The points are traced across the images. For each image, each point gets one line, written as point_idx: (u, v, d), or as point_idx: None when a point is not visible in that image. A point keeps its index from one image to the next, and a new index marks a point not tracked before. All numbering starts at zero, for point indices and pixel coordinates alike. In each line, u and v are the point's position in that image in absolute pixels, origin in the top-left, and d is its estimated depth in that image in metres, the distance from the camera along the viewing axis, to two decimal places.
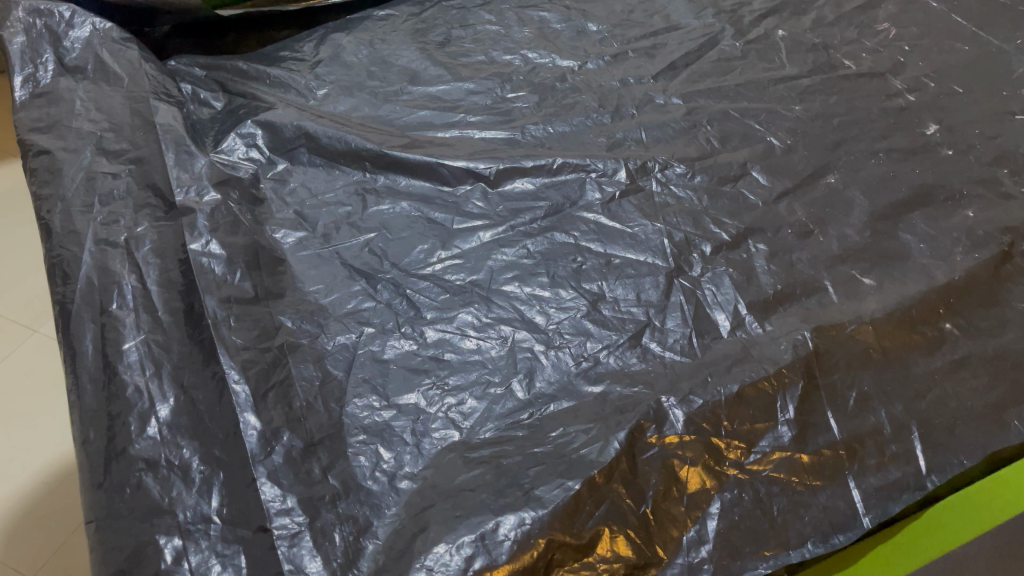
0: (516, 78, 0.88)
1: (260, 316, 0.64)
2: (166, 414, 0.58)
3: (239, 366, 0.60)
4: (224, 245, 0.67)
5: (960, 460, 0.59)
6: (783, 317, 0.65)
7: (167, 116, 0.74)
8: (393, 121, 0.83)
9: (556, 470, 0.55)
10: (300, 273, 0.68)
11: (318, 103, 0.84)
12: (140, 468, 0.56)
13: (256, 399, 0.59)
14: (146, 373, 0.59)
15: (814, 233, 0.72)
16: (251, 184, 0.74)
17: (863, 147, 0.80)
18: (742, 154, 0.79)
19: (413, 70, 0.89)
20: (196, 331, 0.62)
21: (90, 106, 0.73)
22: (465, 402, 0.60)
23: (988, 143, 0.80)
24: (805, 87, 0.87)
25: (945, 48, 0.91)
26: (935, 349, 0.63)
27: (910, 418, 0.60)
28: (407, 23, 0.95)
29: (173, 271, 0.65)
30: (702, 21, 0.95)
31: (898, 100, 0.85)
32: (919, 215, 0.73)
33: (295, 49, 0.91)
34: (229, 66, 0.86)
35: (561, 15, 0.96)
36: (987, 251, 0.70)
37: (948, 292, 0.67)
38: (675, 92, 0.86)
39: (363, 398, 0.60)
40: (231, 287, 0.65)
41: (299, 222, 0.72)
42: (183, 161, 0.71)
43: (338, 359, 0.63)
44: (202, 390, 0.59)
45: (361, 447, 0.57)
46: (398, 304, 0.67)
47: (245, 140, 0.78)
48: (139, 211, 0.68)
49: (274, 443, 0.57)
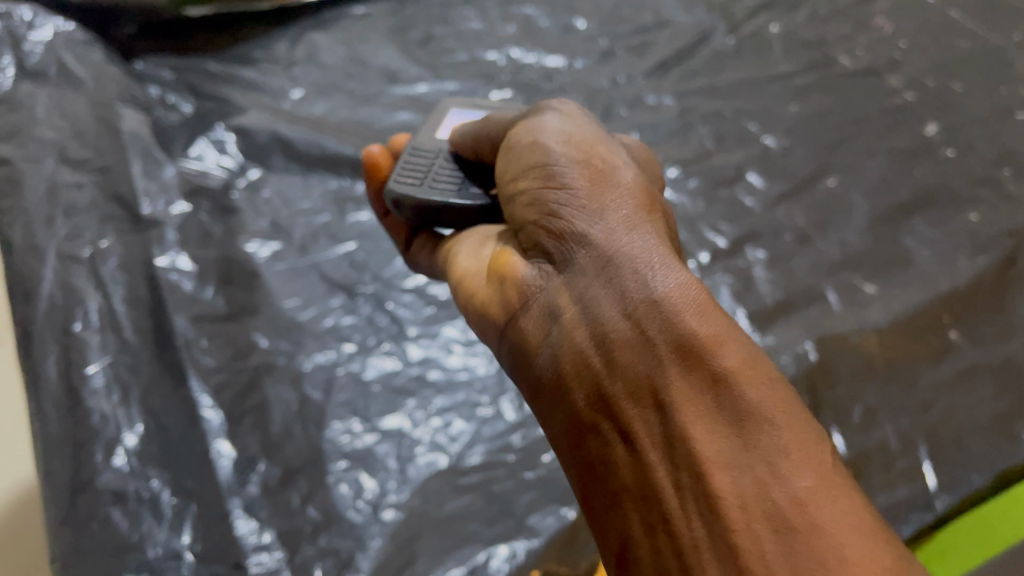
0: (501, 78, 0.85)
1: (235, 333, 0.60)
2: (134, 442, 0.52)
3: (211, 390, 0.56)
4: (195, 259, 0.64)
5: (970, 478, 0.54)
6: (785, 327, 0.63)
7: (134, 122, 0.73)
8: (372, 124, 0.80)
9: (549, 496, 0.53)
10: (276, 286, 0.65)
11: (294, 107, 0.80)
12: (108, 501, 0.49)
13: (231, 425, 0.55)
14: (112, 400, 0.54)
15: (813, 239, 0.70)
16: (222, 193, 0.71)
17: (861, 147, 0.77)
18: (738, 156, 0.77)
19: (393, 70, 0.85)
20: (165, 353, 0.58)
21: (54, 113, 0.69)
22: (452, 424, 0.57)
23: (990, 143, 0.77)
24: (800, 85, 0.84)
25: (943, 45, 0.88)
26: (940, 358, 0.60)
27: (917, 432, 0.56)
28: (387, 21, 0.91)
29: (141, 288, 0.61)
30: (692, 17, 0.92)
31: (896, 98, 0.82)
32: (920, 218, 0.71)
33: (270, 48, 0.87)
34: (199, 68, 0.83)
35: (547, 11, 0.93)
36: (991, 255, 0.67)
37: (950, 299, 0.64)
38: (666, 92, 0.84)
39: (344, 421, 0.57)
40: (203, 304, 0.61)
41: (275, 232, 0.69)
42: (150, 170, 0.69)
43: (316, 380, 0.59)
44: (173, 415, 0.55)
45: (342, 474, 0.54)
46: (380, 320, 0.64)
47: (217, 148, 0.74)
48: (105, 223, 0.64)
49: (250, 472, 0.53)
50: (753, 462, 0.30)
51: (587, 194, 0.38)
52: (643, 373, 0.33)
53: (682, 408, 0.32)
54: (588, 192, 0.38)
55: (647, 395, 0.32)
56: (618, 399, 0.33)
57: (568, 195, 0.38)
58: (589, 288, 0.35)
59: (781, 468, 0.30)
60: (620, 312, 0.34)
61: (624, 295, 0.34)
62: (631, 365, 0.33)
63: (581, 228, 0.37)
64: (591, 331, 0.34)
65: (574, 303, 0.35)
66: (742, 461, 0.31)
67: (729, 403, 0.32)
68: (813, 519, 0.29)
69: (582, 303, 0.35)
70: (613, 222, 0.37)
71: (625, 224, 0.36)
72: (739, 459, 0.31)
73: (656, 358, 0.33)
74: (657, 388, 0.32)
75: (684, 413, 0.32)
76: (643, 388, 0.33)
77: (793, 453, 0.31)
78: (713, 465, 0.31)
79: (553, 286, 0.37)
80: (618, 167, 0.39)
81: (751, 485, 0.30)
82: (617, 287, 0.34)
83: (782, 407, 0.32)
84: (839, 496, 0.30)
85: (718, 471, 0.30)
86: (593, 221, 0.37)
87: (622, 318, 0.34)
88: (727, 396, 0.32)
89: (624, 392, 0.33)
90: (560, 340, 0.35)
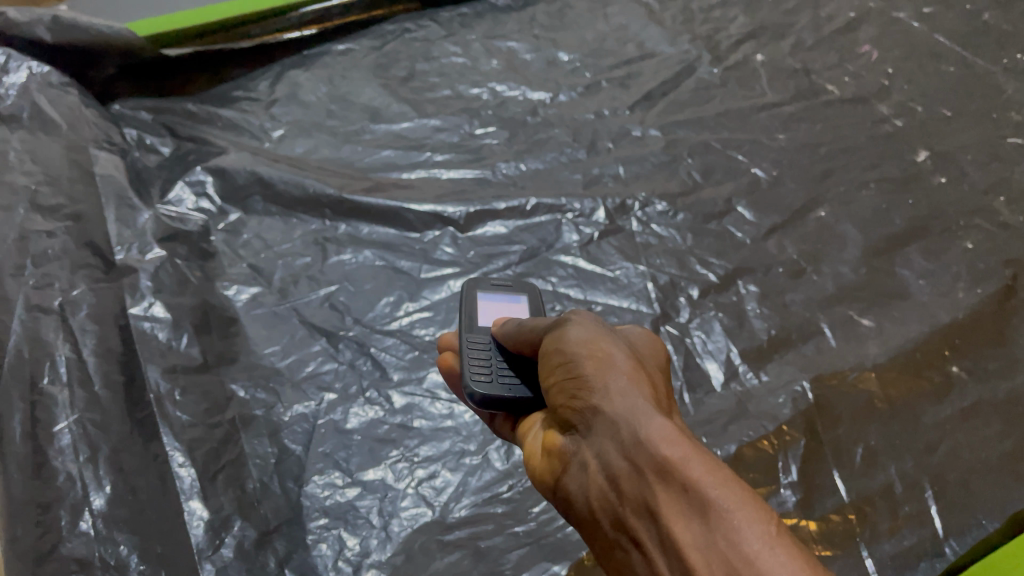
0: (485, 113, 0.83)
1: (210, 385, 0.58)
2: (102, 504, 0.49)
3: (184, 447, 0.53)
4: (170, 307, 0.61)
5: (980, 521, 0.52)
6: (780, 365, 0.61)
7: (108, 166, 0.70)
8: (354, 162, 0.78)
9: (540, 552, 0.51)
10: (254, 334, 0.63)
11: (274, 147, 0.79)
12: (72, 570, 0.46)
13: (204, 484, 0.52)
14: (79, 459, 0.50)
15: (806, 272, 0.68)
16: (201, 238, 0.69)
17: (853, 176, 0.76)
18: (727, 188, 0.75)
19: (376, 107, 0.84)
20: (137, 410, 0.54)
21: (25, 157, 0.65)
22: (437, 475, 0.55)
23: (982, 169, 0.76)
24: (788, 114, 0.83)
25: (931, 70, 0.88)
26: (943, 395, 0.58)
27: (922, 475, 0.54)
28: (369, 57, 0.90)
29: (113, 339, 0.57)
30: (677, 48, 0.91)
31: (885, 126, 0.81)
32: (916, 248, 0.69)
33: (249, 88, 0.86)
34: (178, 109, 0.81)
35: (530, 45, 0.92)
36: (990, 286, 0.66)
37: (950, 333, 0.62)
38: (653, 124, 0.82)
39: (324, 475, 0.54)
40: (177, 355, 0.58)
41: (254, 276, 0.67)
42: (125, 216, 0.66)
43: (296, 431, 0.56)
44: (144, 475, 0.51)
45: (322, 532, 0.51)
46: (362, 365, 0.62)
47: (194, 189, 0.72)
48: (76, 271, 0.60)
49: (224, 534, 0.50)
50: (716, 542, 0.26)
51: (586, 355, 0.35)
52: (637, 505, 0.29)
53: (666, 517, 0.28)
54: (593, 349, 0.35)
55: (639, 517, 0.29)
56: (626, 529, 0.30)
57: (571, 355, 0.36)
58: (594, 439, 0.33)
59: (743, 546, 0.26)
60: (616, 445, 0.31)
61: (615, 427, 0.31)
62: (626, 492, 0.30)
63: (579, 387, 0.34)
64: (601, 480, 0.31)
65: (587, 443, 0.33)
66: (707, 549, 0.26)
67: (696, 501, 0.27)
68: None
69: (591, 440, 0.33)
70: (607, 377, 0.34)
71: (616, 379, 0.33)
72: (708, 547, 0.26)
73: (642, 479, 0.29)
74: (648, 507, 0.29)
75: (666, 524, 0.28)
76: (640, 516, 0.29)
77: (754, 532, 0.26)
78: (689, 563, 0.27)
79: (571, 446, 0.34)
80: (612, 337, 0.37)
81: (717, 570, 0.26)
82: (611, 425, 0.32)
83: (751, 495, 0.27)
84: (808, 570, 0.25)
85: (695, 567, 0.26)
86: (583, 375, 0.34)
87: (617, 456, 0.31)
88: (694, 491, 0.28)
89: (628, 519, 0.30)
90: (581, 485, 0.32)
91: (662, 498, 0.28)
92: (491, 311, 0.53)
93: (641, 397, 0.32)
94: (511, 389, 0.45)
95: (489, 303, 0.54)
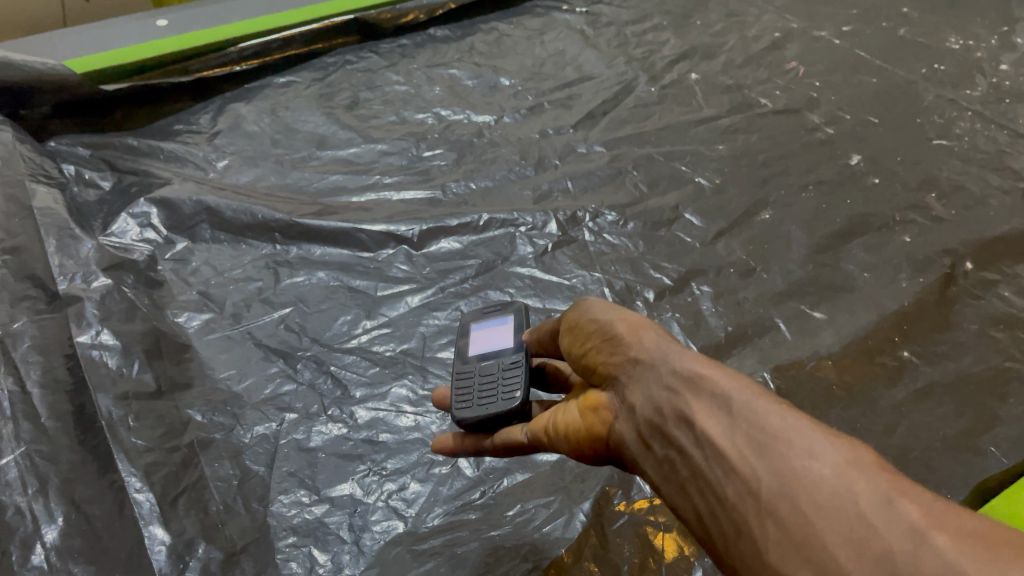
0: (431, 137, 0.84)
1: (165, 411, 0.55)
2: (55, 537, 0.46)
3: (141, 472, 0.50)
4: (118, 334, 0.58)
5: (945, 495, 0.53)
6: (740, 359, 0.62)
7: (47, 199, 0.67)
8: (303, 188, 0.77)
9: (518, 553, 0.50)
10: (209, 358, 0.61)
11: (219, 176, 0.78)
12: None
13: (165, 508, 0.49)
14: (29, 492, 0.47)
15: (756, 270, 0.70)
16: (147, 267, 0.67)
17: (792, 181, 0.79)
18: (673, 197, 0.77)
19: (321, 135, 0.84)
20: (88, 437, 0.51)
21: None
22: (407, 487, 0.54)
23: (912, 169, 0.80)
24: (725, 126, 0.86)
25: (854, 82, 0.92)
26: (896, 379, 0.60)
27: (885, 454, 0.55)
28: (312, 88, 0.90)
29: (58, 368, 0.54)
30: (614, 70, 0.94)
31: (817, 134, 0.85)
32: (857, 244, 0.72)
33: (191, 121, 0.85)
34: (116, 143, 0.79)
35: (471, 72, 0.94)
36: (930, 274, 0.69)
37: (898, 320, 0.64)
38: (596, 141, 0.84)
39: (290, 494, 0.53)
40: (129, 381, 0.56)
41: (205, 303, 0.65)
42: (66, 246, 0.64)
43: (258, 452, 0.55)
44: (99, 503, 0.48)
45: (291, 551, 0.50)
46: (323, 383, 0.60)
47: (138, 221, 0.70)
48: (16, 304, 0.57)
49: (188, 558, 0.47)
50: (738, 425, 0.32)
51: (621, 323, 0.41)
52: (674, 417, 0.35)
53: (698, 420, 0.33)
54: (626, 321, 0.41)
55: (676, 428, 0.35)
56: (667, 441, 0.35)
57: (606, 325, 0.42)
58: (636, 384, 0.38)
59: (757, 419, 0.31)
60: (655, 381, 0.37)
61: (655, 368, 0.37)
62: (664, 413, 0.35)
63: (621, 348, 0.40)
64: (644, 410, 0.37)
65: (631, 391, 0.39)
66: (731, 431, 0.32)
67: (721, 400, 0.33)
68: (789, 449, 0.29)
69: (634, 386, 0.38)
70: (644, 338, 0.40)
71: (651, 339, 0.39)
72: (732, 431, 0.32)
73: (679, 399, 0.35)
74: (683, 416, 0.34)
75: (698, 423, 0.33)
76: (677, 424, 0.35)
77: (772, 412, 0.31)
78: (718, 446, 0.32)
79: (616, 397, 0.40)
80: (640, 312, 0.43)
81: (741, 442, 0.31)
82: (651, 369, 0.38)
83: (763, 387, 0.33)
84: (816, 426, 0.30)
85: (722, 446, 0.32)
86: (619, 340, 0.41)
87: (658, 388, 0.37)
88: (719, 395, 0.33)
89: (668, 432, 0.35)
90: (628, 427, 0.38)
91: (697, 408, 0.34)
92: (482, 340, 0.54)
93: (673, 345, 0.38)
94: (487, 409, 0.48)
95: (484, 332, 0.54)
